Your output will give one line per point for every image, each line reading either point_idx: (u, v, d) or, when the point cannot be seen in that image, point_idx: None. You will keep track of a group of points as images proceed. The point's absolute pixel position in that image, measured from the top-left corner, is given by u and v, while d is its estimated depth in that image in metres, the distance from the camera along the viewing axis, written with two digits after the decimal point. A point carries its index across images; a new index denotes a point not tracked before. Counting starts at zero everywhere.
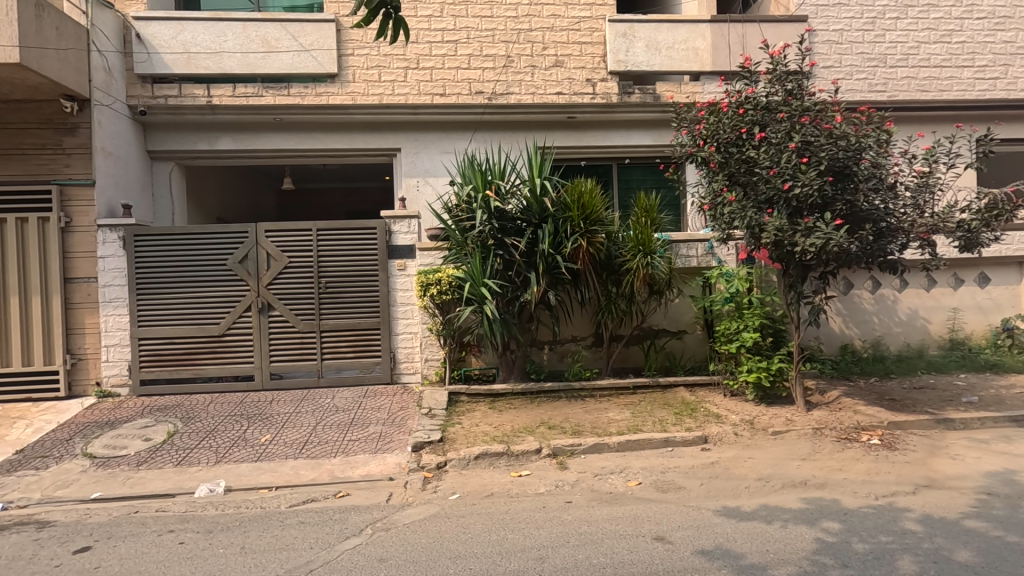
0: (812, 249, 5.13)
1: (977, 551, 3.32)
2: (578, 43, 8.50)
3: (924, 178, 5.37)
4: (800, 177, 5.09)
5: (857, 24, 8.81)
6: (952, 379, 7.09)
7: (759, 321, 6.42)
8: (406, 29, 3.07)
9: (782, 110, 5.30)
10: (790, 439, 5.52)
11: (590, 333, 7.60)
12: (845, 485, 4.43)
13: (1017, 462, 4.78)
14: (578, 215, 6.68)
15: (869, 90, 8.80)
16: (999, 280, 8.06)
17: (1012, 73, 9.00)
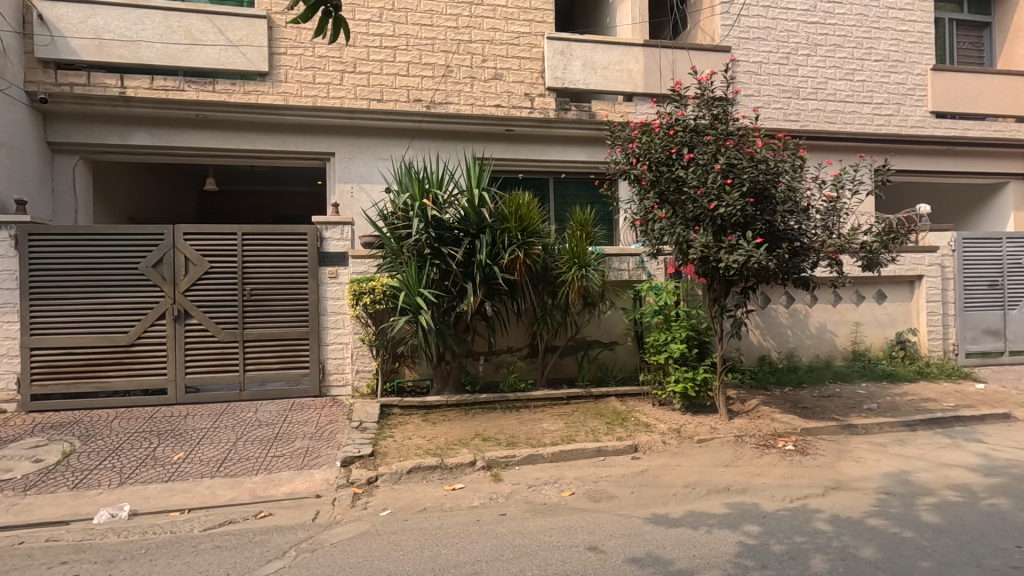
0: (735, 265, 5.42)
1: (879, 548, 3.59)
2: (517, 58, 8.63)
3: (833, 203, 5.78)
4: (724, 198, 5.33)
5: (774, 58, 9.51)
6: (855, 389, 7.67)
7: (685, 332, 6.69)
8: (344, 27, 2.93)
9: (709, 133, 5.60)
10: (714, 446, 5.77)
11: (525, 343, 7.64)
12: (764, 489, 4.67)
13: (910, 462, 5.25)
14: (515, 226, 6.71)
15: (784, 119, 9.49)
16: (894, 297, 8.86)
17: (903, 112, 10.00)
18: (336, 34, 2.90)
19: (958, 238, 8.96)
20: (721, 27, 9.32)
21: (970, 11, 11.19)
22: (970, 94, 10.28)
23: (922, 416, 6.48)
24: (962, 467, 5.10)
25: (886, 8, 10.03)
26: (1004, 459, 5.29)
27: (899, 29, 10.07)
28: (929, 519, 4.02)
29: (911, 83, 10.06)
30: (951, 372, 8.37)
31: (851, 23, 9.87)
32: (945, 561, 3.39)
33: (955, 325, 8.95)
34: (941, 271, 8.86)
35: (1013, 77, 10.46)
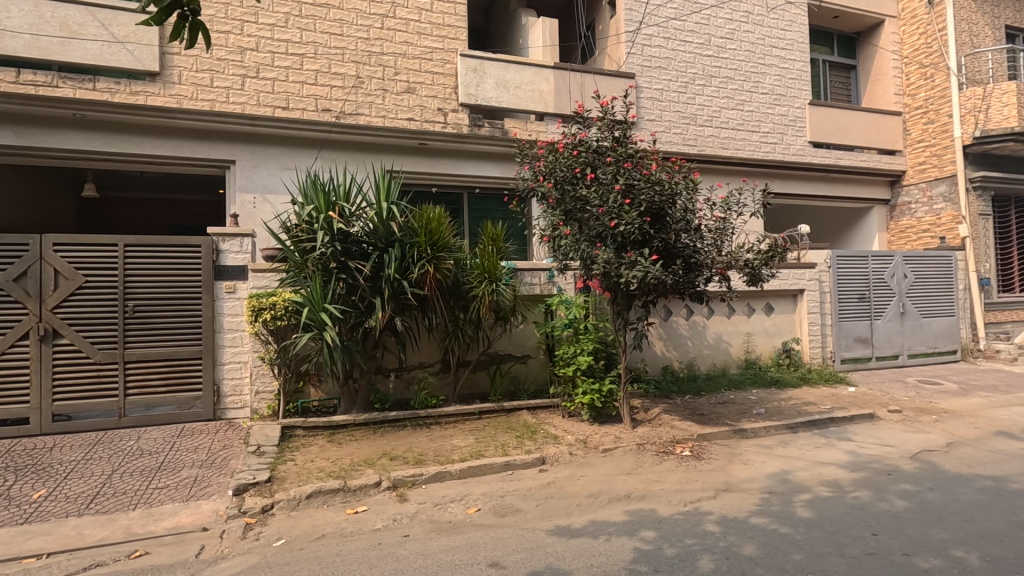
0: (635, 280, 5.69)
1: (759, 545, 3.85)
2: (430, 72, 8.64)
3: (722, 223, 6.19)
4: (624, 217, 5.60)
5: (673, 86, 10.17)
6: (747, 395, 8.25)
7: (592, 345, 6.91)
8: (205, 33, 2.72)
9: (610, 154, 5.88)
10: (617, 455, 5.98)
11: (437, 359, 7.57)
12: (661, 495, 4.89)
13: (790, 462, 5.70)
14: (425, 241, 6.64)
15: (683, 143, 10.14)
16: (780, 309, 9.66)
17: (786, 140, 11.01)
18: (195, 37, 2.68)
19: (832, 256, 9.94)
20: (626, 54, 9.84)
21: (840, 54, 12.56)
22: (842, 126, 11.50)
23: (802, 418, 7.08)
24: (833, 464, 5.61)
25: (770, 46, 11.05)
26: (868, 455, 5.88)
27: (781, 66, 11.12)
28: (803, 514, 4.37)
29: (792, 115, 11.12)
30: (828, 377, 9.23)
31: (741, 58, 10.78)
32: (814, 553, 3.69)
33: (831, 334, 9.90)
34: (819, 286, 9.78)
35: (875, 114, 11.85)
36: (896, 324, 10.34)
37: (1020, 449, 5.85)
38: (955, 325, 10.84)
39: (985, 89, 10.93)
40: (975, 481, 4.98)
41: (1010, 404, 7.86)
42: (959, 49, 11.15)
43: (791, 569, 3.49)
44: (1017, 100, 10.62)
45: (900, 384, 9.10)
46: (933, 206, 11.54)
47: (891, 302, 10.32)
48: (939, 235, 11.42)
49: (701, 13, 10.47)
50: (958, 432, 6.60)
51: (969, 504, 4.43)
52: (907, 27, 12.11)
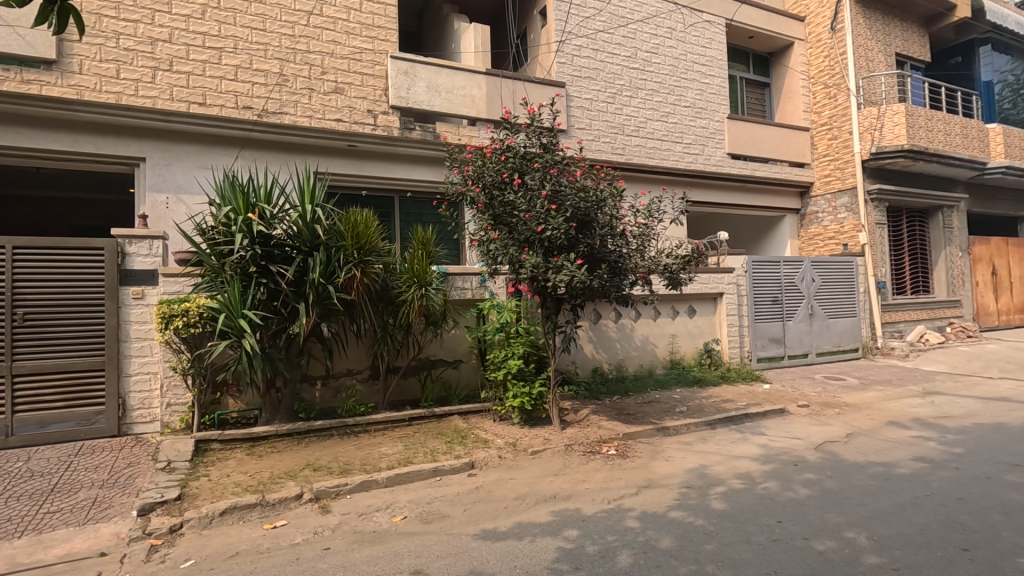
0: (561, 284, 5.82)
1: (675, 537, 4.02)
2: (359, 73, 8.47)
3: (644, 229, 6.42)
4: (550, 222, 5.71)
5: (602, 96, 10.50)
6: (671, 394, 8.60)
7: (523, 348, 6.98)
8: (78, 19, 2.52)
9: (537, 160, 5.99)
10: (546, 457, 6.07)
11: (366, 365, 7.41)
12: (586, 494, 4.99)
13: (708, 458, 5.98)
14: (351, 244, 6.47)
15: (611, 151, 10.48)
16: (702, 312, 10.16)
17: (707, 152, 11.61)
18: (66, 22, 2.48)
19: (749, 261, 10.55)
20: (556, 63, 10.05)
21: (755, 72, 13.38)
22: (757, 139, 12.25)
23: (720, 415, 7.46)
24: (746, 457, 5.95)
25: (691, 62, 11.63)
26: (777, 448, 6.27)
27: (702, 81, 11.73)
28: (717, 506, 4.60)
29: (712, 128, 11.74)
30: (745, 375, 9.77)
31: (665, 72, 11.28)
32: (724, 542, 3.90)
33: (748, 335, 10.50)
34: (737, 289, 10.36)
35: (786, 129, 12.71)
36: (805, 324, 11.12)
37: (908, 437, 6.43)
38: (857, 325, 11.78)
39: (879, 109, 11.96)
40: (869, 467, 5.42)
41: (901, 396, 8.63)
42: (857, 72, 12.19)
43: (704, 558, 3.66)
44: (906, 120, 11.70)
45: (809, 380, 9.78)
46: (837, 216, 12.55)
47: (801, 304, 11.09)
48: (842, 242, 12.40)
49: (627, 27, 10.88)
50: (857, 423, 7.17)
51: (862, 489, 4.82)
52: (814, 49, 13.10)
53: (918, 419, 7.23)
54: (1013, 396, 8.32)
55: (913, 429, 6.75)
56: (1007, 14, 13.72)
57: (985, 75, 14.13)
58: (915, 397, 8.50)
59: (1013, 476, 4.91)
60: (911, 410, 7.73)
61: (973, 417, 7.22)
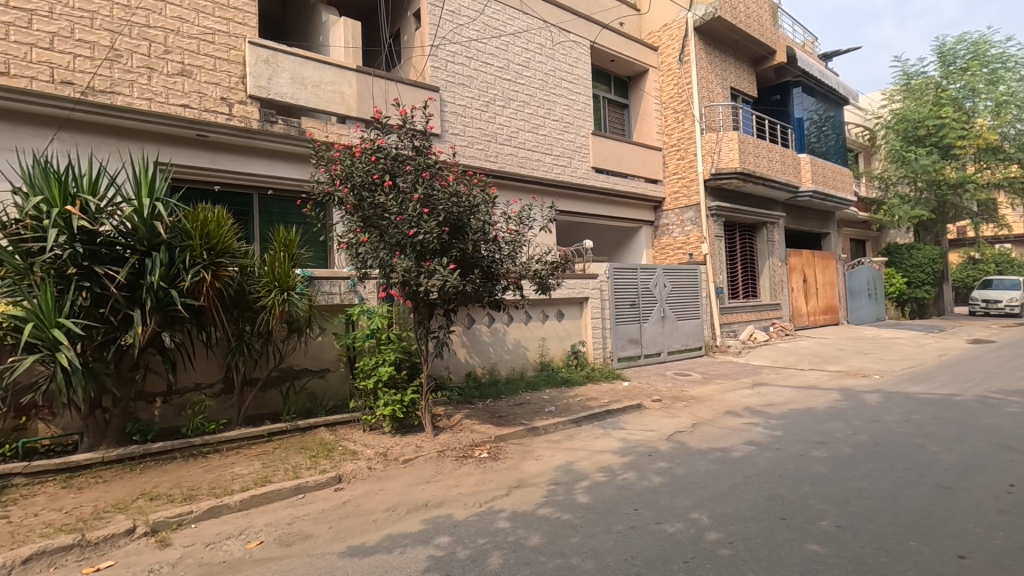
0: (433, 289, 5.78)
1: (543, 534, 4.15)
2: (210, 56, 7.70)
3: (515, 235, 6.58)
4: (422, 225, 5.66)
5: (476, 104, 10.64)
6: (541, 395, 8.93)
7: (395, 355, 6.79)
8: None
9: (409, 163, 5.89)
10: (418, 465, 5.96)
11: (218, 378, 6.74)
12: (458, 499, 4.97)
13: (574, 454, 6.29)
14: (200, 244, 5.81)
15: (485, 159, 10.66)
16: (570, 315, 10.69)
17: (573, 164, 12.28)
18: None
19: (611, 268, 11.33)
20: (430, 67, 10.00)
21: (616, 93, 14.43)
22: (617, 155, 13.24)
23: (585, 413, 7.89)
24: (608, 451, 6.35)
25: (559, 78, 12.24)
26: (635, 440, 6.79)
27: (569, 97, 12.40)
28: (581, 500, 4.85)
29: (578, 142, 12.45)
30: (607, 374, 10.45)
31: (535, 85, 11.74)
32: (588, 534, 4.10)
33: (610, 336, 11.26)
34: (600, 294, 11.07)
35: (643, 148, 13.89)
36: (658, 326, 12.19)
37: (740, 424, 7.32)
38: (701, 326, 13.17)
39: (718, 135, 13.54)
40: (710, 453, 6.08)
41: (735, 388, 9.80)
42: (701, 100, 13.72)
43: (570, 552, 3.82)
44: (738, 147, 13.43)
45: (662, 377, 10.74)
46: (684, 228, 14.01)
47: (654, 307, 12.15)
48: (688, 252, 13.86)
49: (500, 39, 11.17)
50: (701, 414, 8.00)
51: (705, 473, 5.38)
52: (665, 77, 14.50)
53: (748, 407, 8.26)
54: (818, 384, 9.88)
55: (744, 416, 7.70)
56: (812, 63, 16.33)
57: (798, 112, 16.62)
58: (746, 388, 9.72)
59: (819, 452, 5.81)
60: (743, 400, 8.83)
61: (790, 404, 8.43)
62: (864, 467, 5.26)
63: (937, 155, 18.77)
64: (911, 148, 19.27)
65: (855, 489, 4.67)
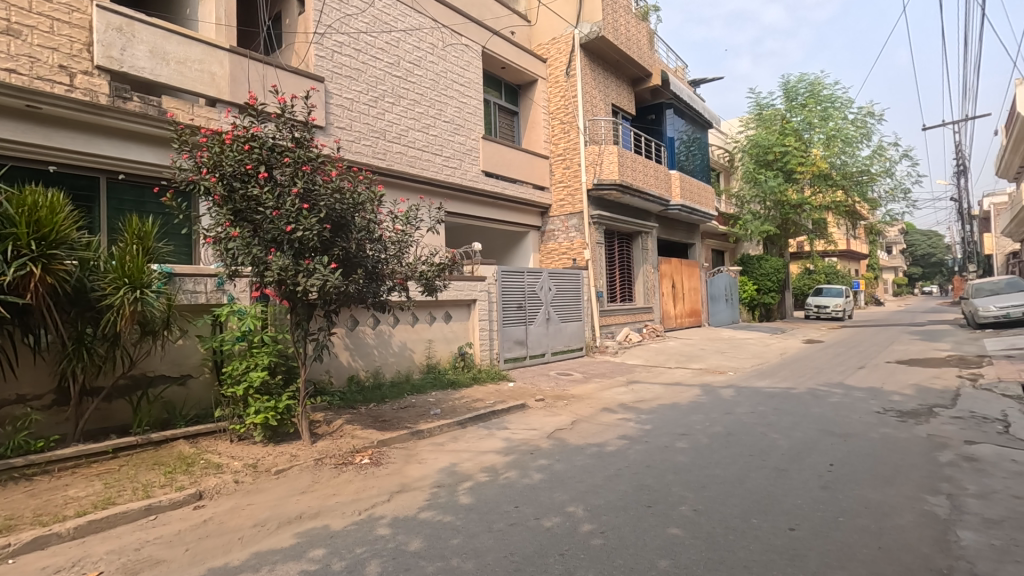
0: (312, 289, 5.50)
1: (424, 538, 4.11)
2: (47, 17, 6.68)
3: (401, 235, 6.45)
4: (301, 222, 5.36)
5: (364, 98, 10.31)
6: (426, 398, 8.82)
7: (269, 359, 6.35)
8: None
9: (287, 155, 5.55)
10: (292, 475, 5.61)
11: (49, 389, 5.84)
12: (335, 508, 4.75)
13: (458, 456, 6.30)
14: (27, 232, 5.00)
15: (372, 155, 10.34)
16: (456, 317, 10.71)
17: (463, 167, 12.32)
18: None
19: (499, 271, 11.52)
20: (314, 55, 9.53)
21: (506, 99, 14.71)
22: (506, 161, 13.49)
23: (470, 414, 7.94)
24: (492, 451, 6.45)
25: (451, 80, 12.23)
26: (518, 439, 6.95)
27: (461, 100, 12.43)
28: (464, 501, 4.87)
29: (469, 145, 12.51)
30: (493, 375, 10.58)
31: (426, 85, 11.62)
32: (469, 534, 4.13)
33: (497, 338, 11.44)
34: (488, 296, 11.22)
35: (531, 155, 14.31)
36: (543, 328, 12.60)
37: (615, 419, 7.80)
38: (582, 328, 13.81)
39: (600, 147, 14.31)
40: (587, 449, 6.40)
41: (611, 386, 10.42)
42: (585, 114, 14.46)
43: (450, 553, 3.82)
44: (618, 160, 14.31)
45: (545, 377, 11.12)
46: (568, 234, 14.66)
47: (539, 309, 12.54)
48: (572, 257, 14.51)
49: (390, 34, 10.93)
50: (580, 412, 8.41)
51: (581, 468, 5.65)
52: (552, 89, 15.07)
53: (622, 404, 8.83)
54: (683, 381, 10.82)
55: (619, 412, 8.21)
56: (682, 88, 17.89)
57: (670, 132, 18.10)
58: (621, 386, 10.39)
59: (681, 443, 6.37)
60: (618, 397, 9.43)
61: (658, 399, 9.15)
62: (718, 454, 5.85)
63: (782, 179, 21.45)
64: (761, 171, 21.81)
65: (709, 476, 5.18)
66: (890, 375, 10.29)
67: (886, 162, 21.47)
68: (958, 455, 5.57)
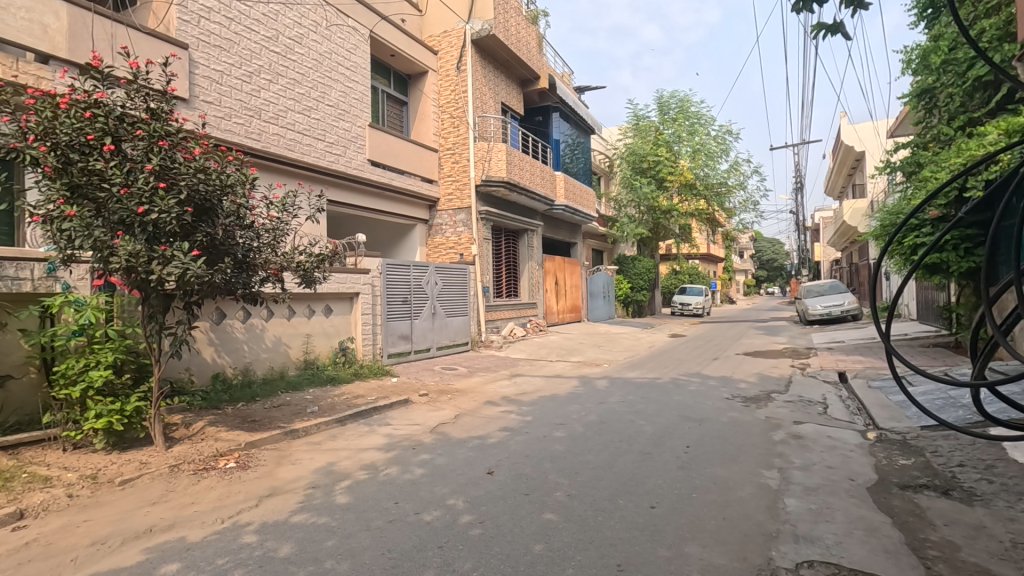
0: (170, 278, 4.96)
1: (295, 542, 3.90)
2: None
3: (276, 222, 6.06)
4: (157, 203, 4.82)
5: (236, 72, 9.50)
6: (303, 395, 8.36)
7: (114, 356, 5.64)
8: None
9: (140, 127, 4.94)
10: (142, 485, 5.03)
11: None
12: (193, 518, 4.35)
13: (335, 454, 6.06)
14: None
15: (245, 135, 9.56)
16: (337, 311, 10.28)
17: (348, 154, 11.80)
18: None
19: (383, 264, 11.24)
20: (177, 20, 8.61)
21: (394, 88, 14.22)
22: (393, 151, 13.13)
23: (350, 411, 7.67)
24: (372, 448, 6.29)
25: (336, 62, 11.64)
26: (400, 435, 6.85)
27: (346, 84, 11.88)
28: (340, 501, 4.69)
29: (354, 132, 12.00)
30: (376, 370, 10.28)
31: (308, 65, 10.95)
32: (345, 535, 3.99)
33: (380, 333, 11.13)
34: (372, 290, 10.89)
35: (419, 147, 14.06)
36: (428, 322, 12.48)
37: (497, 412, 7.96)
38: (468, 323, 13.87)
39: (488, 144, 14.44)
40: (469, 442, 6.48)
41: (494, 380, 10.62)
42: (474, 110, 14.53)
43: (324, 556, 3.67)
44: (506, 158, 14.56)
45: (430, 371, 11.05)
46: (456, 229, 14.65)
47: (425, 304, 12.41)
48: (459, 252, 14.53)
49: (268, 7, 10.18)
50: (463, 405, 8.48)
51: (463, 461, 5.71)
52: (442, 82, 14.94)
53: (505, 397, 9.05)
54: (562, 374, 11.33)
55: (501, 405, 8.40)
56: (568, 94, 18.66)
57: (555, 134, 18.78)
58: (504, 379, 10.61)
59: (559, 433, 6.68)
60: (501, 390, 9.63)
61: (539, 391, 9.49)
62: (591, 442, 6.22)
63: (655, 186, 23.22)
64: (636, 177, 23.42)
65: (583, 462, 5.50)
66: (739, 366, 11.61)
67: (741, 176, 24.10)
68: (787, 433, 6.44)
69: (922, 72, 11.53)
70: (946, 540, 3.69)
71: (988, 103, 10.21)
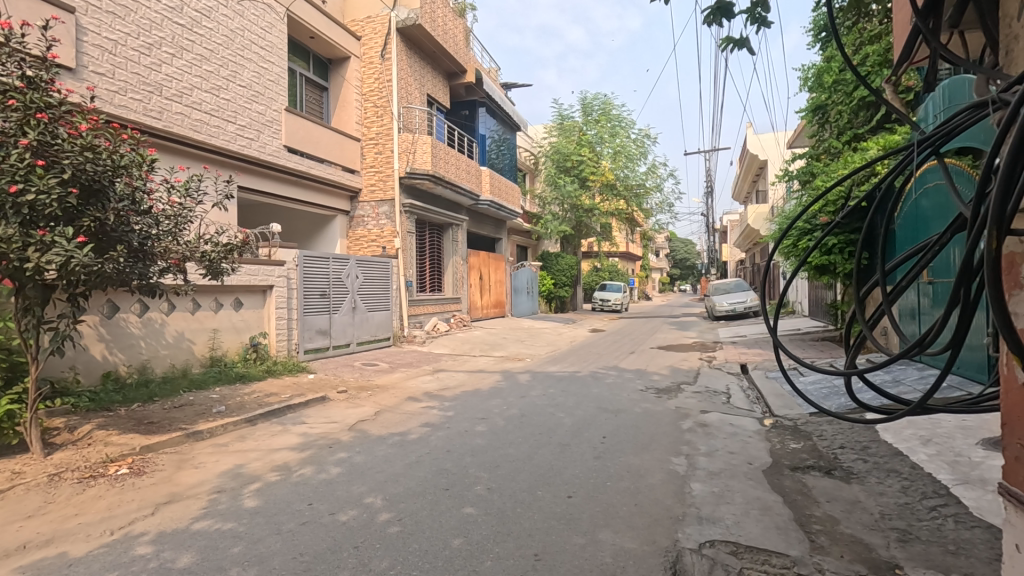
0: (49, 266, 4.45)
1: (197, 551, 3.65)
2: None
3: (177, 208, 5.66)
4: (34, 182, 4.33)
5: (133, 42, 8.70)
6: (208, 394, 7.82)
7: None
8: None
9: (14, 97, 4.41)
10: (14, 498, 4.49)
11: None
12: (76, 532, 3.95)
13: (244, 456, 5.72)
14: None
15: (144, 113, 8.78)
16: (248, 304, 9.71)
17: (262, 139, 11.15)
18: None
19: (300, 256, 10.75)
20: None
21: (315, 73, 13.64)
22: (312, 138, 12.55)
23: (261, 410, 7.27)
24: (285, 448, 6.00)
25: (249, 40, 10.95)
26: (315, 434, 6.58)
27: (260, 64, 11.20)
28: (248, 505, 4.44)
29: (269, 116, 11.35)
30: (291, 367, 9.82)
31: (217, 40, 10.23)
32: (253, 540, 3.79)
33: (296, 328, 10.65)
34: (287, 283, 10.38)
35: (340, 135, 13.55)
36: (348, 317, 12.08)
37: (418, 408, 7.86)
38: (390, 317, 13.58)
39: (413, 136, 14.12)
40: (389, 438, 6.35)
41: (416, 375, 10.48)
42: (399, 100, 14.19)
43: (229, 564, 3.46)
44: (431, 151, 14.32)
45: (349, 367, 10.70)
46: (378, 221, 14.28)
47: (345, 298, 12.01)
48: (382, 245, 14.20)
49: None
50: (384, 402, 8.30)
51: (382, 458, 5.59)
52: (365, 69, 14.46)
53: (427, 392, 8.95)
54: (485, 369, 11.36)
55: (423, 401, 8.30)
56: (495, 90, 18.69)
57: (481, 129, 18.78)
58: (427, 375, 10.48)
59: (480, 427, 6.70)
60: (422, 386, 9.52)
61: (461, 386, 9.46)
62: (512, 435, 6.30)
63: (578, 185, 23.82)
64: (560, 175, 23.90)
65: (504, 455, 5.55)
66: (653, 359, 12.19)
67: (657, 178, 25.25)
68: (695, 422, 6.85)
69: (816, 90, 12.64)
70: (827, 515, 4.08)
71: (870, 121, 11.36)
